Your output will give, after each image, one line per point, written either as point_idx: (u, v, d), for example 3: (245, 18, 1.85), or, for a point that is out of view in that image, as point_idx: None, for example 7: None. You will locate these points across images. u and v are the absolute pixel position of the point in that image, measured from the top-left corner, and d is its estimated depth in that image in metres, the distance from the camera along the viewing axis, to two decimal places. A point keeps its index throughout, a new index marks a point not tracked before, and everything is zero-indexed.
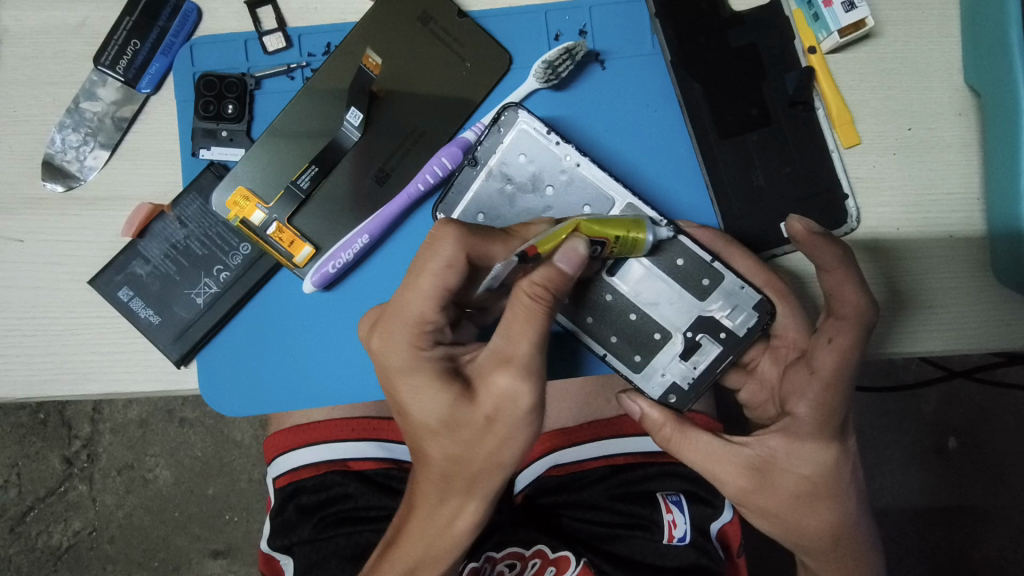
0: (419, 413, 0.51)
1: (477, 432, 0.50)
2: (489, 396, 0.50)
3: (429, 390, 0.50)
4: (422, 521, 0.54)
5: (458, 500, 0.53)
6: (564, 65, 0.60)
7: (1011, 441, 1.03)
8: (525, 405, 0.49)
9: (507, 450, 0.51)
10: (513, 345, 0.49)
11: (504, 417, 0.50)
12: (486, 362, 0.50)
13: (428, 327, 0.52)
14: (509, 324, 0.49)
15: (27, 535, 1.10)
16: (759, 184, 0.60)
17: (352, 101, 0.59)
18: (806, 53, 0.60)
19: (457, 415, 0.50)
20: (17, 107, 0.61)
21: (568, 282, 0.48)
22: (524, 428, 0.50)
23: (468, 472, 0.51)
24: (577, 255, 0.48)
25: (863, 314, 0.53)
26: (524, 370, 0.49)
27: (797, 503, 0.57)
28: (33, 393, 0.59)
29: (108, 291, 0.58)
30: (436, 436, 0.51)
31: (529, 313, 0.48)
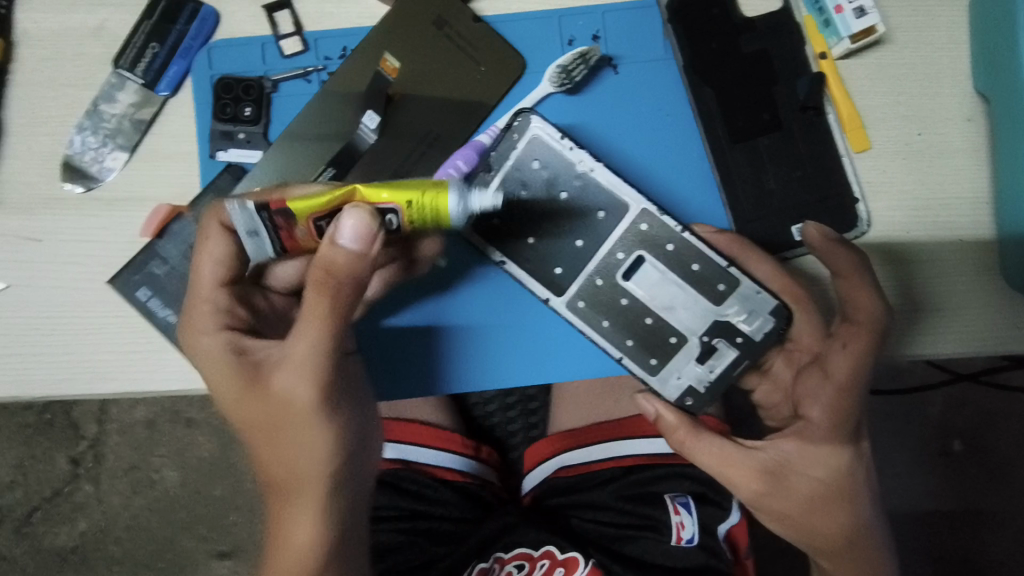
0: (232, 410, 0.51)
1: (286, 429, 0.50)
2: (278, 393, 0.50)
3: (228, 385, 0.51)
4: (279, 540, 0.51)
5: (302, 510, 0.50)
6: (579, 70, 0.61)
7: (1015, 444, 1.03)
8: (306, 402, 0.49)
9: (304, 449, 0.49)
10: (295, 342, 0.49)
11: (290, 417, 0.49)
12: (277, 360, 0.50)
13: (214, 309, 0.54)
14: (301, 320, 0.49)
15: (33, 535, 1.11)
16: (770, 187, 0.60)
17: (369, 105, 0.60)
18: (817, 58, 0.60)
19: (266, 415, 0.50)
20: (37, 109, 0.62)
21: (341, 258, 0.45)
22: (317, 422, 0.49)
23: (302, 475, 0.50)
24: (348, 224, 0.45)
25: (877, 321, 0.54)
26: (299, 365, 0.49)
27: (810, 506, 0.58)
28: (53, 392, 0.59)
29: (127, 291, 0.59)
30: (258, 437, 0.51)
31: (314, 304, 0.47)
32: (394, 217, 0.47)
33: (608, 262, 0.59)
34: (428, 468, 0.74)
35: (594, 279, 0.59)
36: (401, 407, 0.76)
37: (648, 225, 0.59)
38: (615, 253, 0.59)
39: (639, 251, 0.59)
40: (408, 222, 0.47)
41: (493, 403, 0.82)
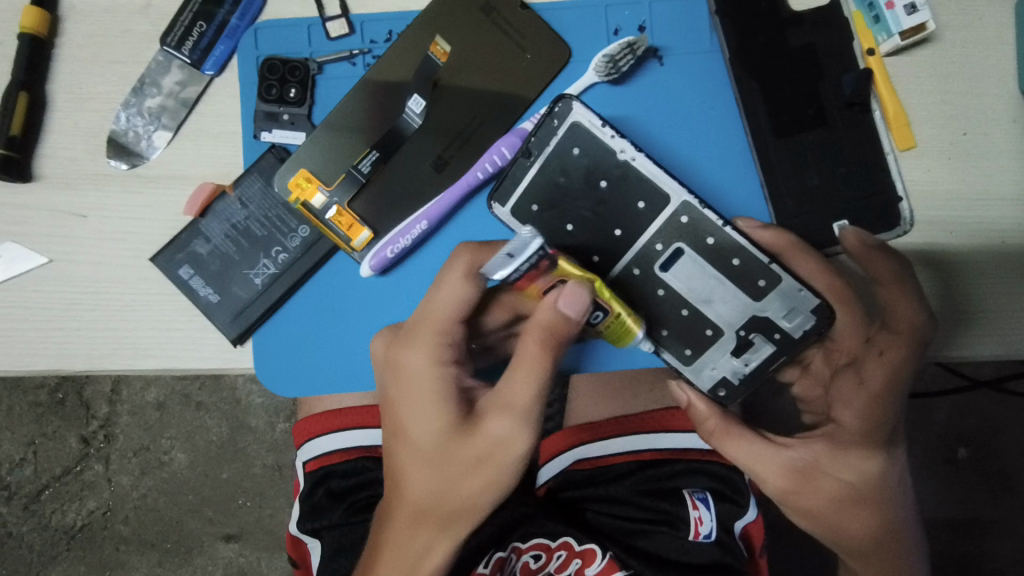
0: (418, 435, 0.53)
1: (466, 470, 0.52)
2: (488, 438, 0.52)
3: (432, 413, 0.53)
4: (388, 562, 0.54)
5: (428, 538, 0.54)
6: (627, 60, 0.61)
7: (1021, 453, 1.03)
8: (520, 451, 0.52)
9: (487, 493, 0.53)
10: (514, 392, 0.51)
11: (496, 461, 0.52)
12: (493, 402, 0.52)
13: (448, 339, 0.54)
14: (515, 369, 0.51)
15: (40, 513, 1.11)
16: (813, 184, 0.60)
17: (415, 89, 0.60)
18: (865, 54, 0.60)
19: (451, 445, 0.52)
20: (81, 86, 0.62)
21: (572, 327, 0.50)
22: (516, 472, 0.52)
23: (446, 508, 0.53)
24: (579, 300, 0.49)
25: (919, 330, 0.54)
26: (524, 417, 0.51)
27: (839, 506, 0.57)
28: (92, 366, 0.60)
29: (170, 269, 0.60)
30: (424, 465, 0.53)
31: (535, 362, 0.50)
32: (599, 316, 0.53)
33: (646, 252, 0.59)
34: None
35: (632, 269, 0.59)
36: None
37: (689, 217, 0.58)
38: (654, 243, 0.58)
39: (678, 243, 0.58)
40: (607, 323, 0.54)
41: None
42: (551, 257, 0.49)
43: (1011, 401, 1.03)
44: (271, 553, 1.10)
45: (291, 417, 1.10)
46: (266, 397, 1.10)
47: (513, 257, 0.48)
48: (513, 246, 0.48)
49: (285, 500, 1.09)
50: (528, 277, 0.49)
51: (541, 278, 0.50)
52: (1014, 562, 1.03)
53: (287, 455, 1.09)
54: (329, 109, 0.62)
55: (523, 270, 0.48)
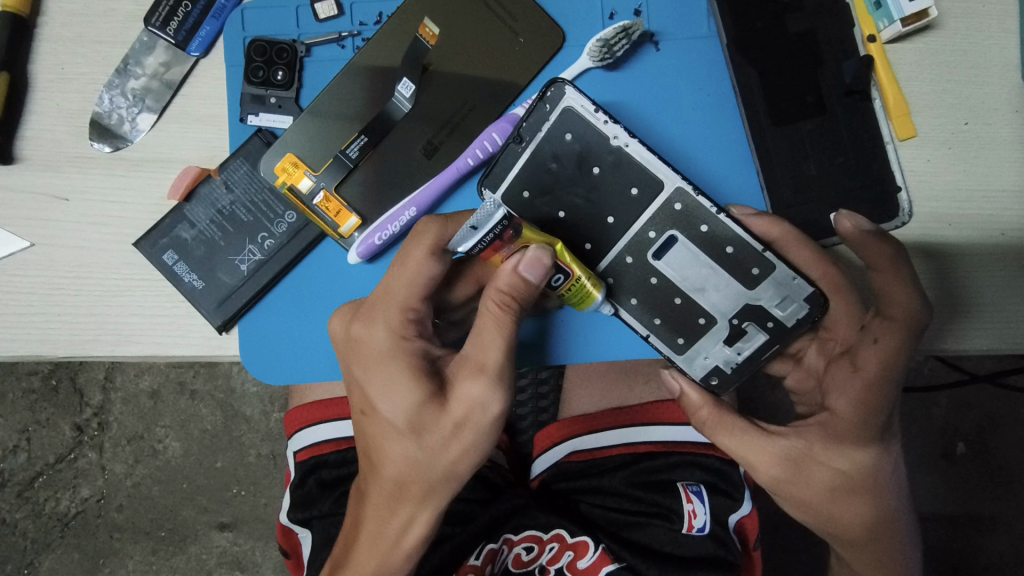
0: (387, 410, 0.52)
1: (443, 437, 0.52)
2: (460, 403, 0.51)
3: (400, 386, 0.52)
4: (372, 535, 0.54)
5: (410, 510, 0.53)
6: (621, 44, 0.59)
7: (1020, 449, 1.02)
8: (494, 412, 0.52)
9: (468, 458, 0.52)
10: (483, 354, 0.51)
11: (472, 424, 0.51)
12: (463, 365, 0.52)
13: (411, 314, 0.53)
14: (480, 332, 0.51)
15: (34, 500, 1.10)
16: (811, 173, 0.58)
17: (405, 72, 0.58)
18: (866, 41, 0.59)
19: (425, 416, 0.51)
20: (64, 65, 0.60)
21: (531, 290, 0.51)
22: (491, 434, 0.52)
23: (425, 479, 0.52)
24: (541, 264, 0.50)
25: (915, 317, 0.52)
26: (496, 377, 0.51)
27: (831, 495, 0.56)
28: (75, 352, 0.59)
29: (154, 254, 0.58)
30: (400, 437, 0.52)
31: (499, 321, 0.51)
32: (560, 278, 0.53)
33: (639, 240, 0.58)
34: None
35: (625, 257, 0.58)
36: None
37: (682, 204, 0.56)
38: (647, 231, 0.57)
39: (671, 230, 0.57)
40: (567, 287, 0.54)
41: None
42: (514, 227, 0.49)
43: (1009, 397, 1.02)
44: (265, 542, 1.10)
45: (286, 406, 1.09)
46: (260, 386, 1.09)
47: (476, 230, 0.48)
48: (476, 217, 0.47)
49: (280, 490, 1.09)
50: (493, 248, 0.50)
51: (503, 247, 0.50)
52: (1010, 558, 1.02)
53: (282, 445, 1.09)
54: (318, 92, 0.61)
55: (485, 241, 0.48)
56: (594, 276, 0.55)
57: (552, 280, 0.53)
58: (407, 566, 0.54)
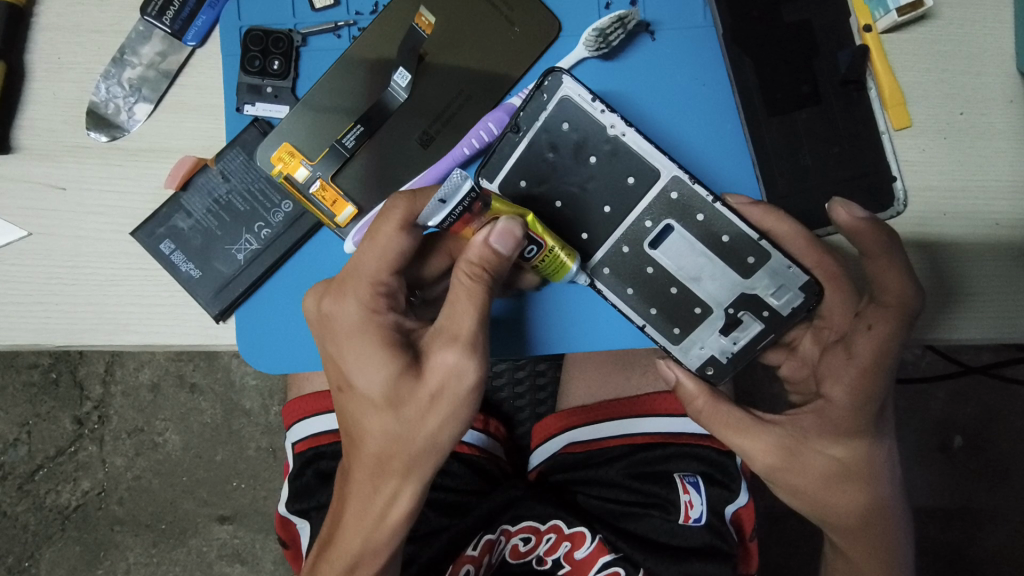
0: (364, 384, 0.52)
1: (421, 408, 0.52)
2: (436, 373, 0.51)
3: (375, 360, 0.52)
4: (357, 511, 0.54)
5: (394, 485, 0.53)
6: (616, 34, 0.59)
7: (1016, 441, 1.03)
8: (469, 381, 0.52)
9: (448, 428, 0.52)
10: (457, 323, 0.52)
11: (449, 394, 0.52)
12: (437, 336, 0.52)
13: (381, 288, 0.54)
14: (452, 302, 0.52)
15: (35, 493, 1.11)
16: (806, 162, 0.58)
17: (402, 61, 0.58)
18: (862, 31, 0.59)
19: (401, 389, 0.51)
20: (61, 55, 0.61)
21: (503, 262, 0.51)
22: (469, 404, 0.52)
23: (407, 452, 0.52)
24: (512, 236, 0.50)
25: (907, 302, 0.52)
26: (470, 345, 0.51)
27: (827, 482, 0.56)
28: (73, 341, 0.59)
29: (150, 243, 0.59)
30: (378, 411, 0.52)
31: (470, 292, 0.51)
32: (533, 250, 0.54)
33: (635, 229, 0.58)
34: None
35: (622, 246, 0.58)
36: None
37: (679, 193, 0.57)
38: (643, 220, 0.58)
39: (668, 220, 0.57)
40: (541, 258, 0.54)
41: (503, 377, 0.79)
42: (483, 199, 0.51)
43: (1006, 390, 1.03)
44: (265, 535, 1.10)
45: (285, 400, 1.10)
46: (260, 379, 1.10)
47: (446, 202, 0.49)
48: (443, 190, 0.49)
49: (279, 483, 1.09)
50: (464, 220, 0.51)
51: (474, 220, 0.51)
52: (1007, 551, 1.03)
53: (282, 438, 1.09)
54: (314, 82, 0.61)
55: (456, 213, 0.50)
56: (568, 247, 0.55)
57: (525, 252, 0.53)
58: (393, 542, 0.54)
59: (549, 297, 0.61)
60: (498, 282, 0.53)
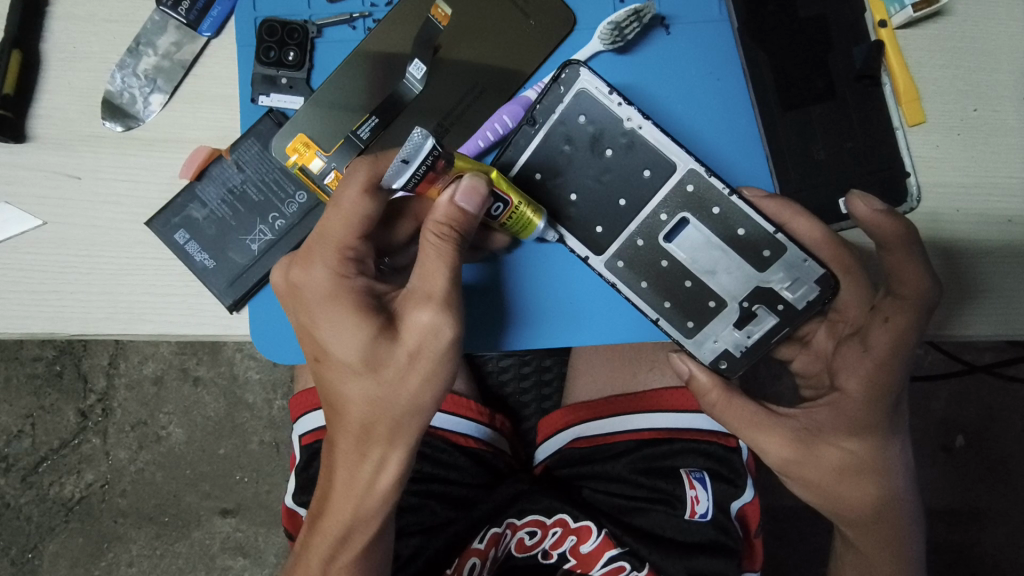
0: (340, 350, 0.52)
1: (400, 370, 0.52)
2: (413, 333, 0.52)
3: (349, 325, 0.52)
4: (346, 480, 0.54)
5: (381, 451, 0.53)
6: (632, 27, 0.59)
7: (1018, 441, 1.03)
8: (447, 339, 0.52)
9: (429, 388, 0.53)
10: (429, 283, 0.52)
11: (427, 352, 0.52)
12: (411, 297, 0.52)
13: (349, 254, 0.54)
14: (423, 262, 0.52)
15: (39, 485, 1.11)
16: (820, 157, 0.58)
17: (417, 53, 0.59)
18: (877, 26, 0.59)
19: (379, 351, 0.52)
20: (77, 44, 0.61)
21: (471, 219, 0.52)
22: (448, 361, 0.52)
23: (390, 415, 0.52)
24: (476, 192, 0.51)
25: (924, 295, 0.51)
26: (444, 303, 0.51)
27: (840, 475, 0.56)
28: (86, 331, 0.59)
29: (165, 233, 0.59)
30: (357, 376, 0.52)
31: (439, 251, 0.52)
32: (499, 207, 0.54)
33: (650, 223, 0.58)
34: (445, 433, 0.72)
35: (636, 239, 0.58)
36: None
37: (694, 186, 0.57)
38: (659, 213, 0.58)
39: (683, 213, 0.57)
40: (508, 215, 0.55)
41: (509, 372, 0.80)
42: (447, 158, 0.50)
43: (1008, 390, 1.03)
44: (268, 528, 1.10)
45: (289, 394, 1.11)
46: (263, 373, 1.10)
47: (409, 163, 0.48)
48: (406, 150, 0.48)
49: (282, 476, 1.10)
50: (428, 180, 0.50)
51: (440, 179, 0.51)
52: (1008, 550, 1.03)
53: (284, 432, 1.10)
54: (329, 74, 0.61)
55: (420, 174, 0.48)
56: (535, 205, 0.55)
57: (492, 209, 0.54)
58: (384, 508, 0.54)
59: (552, 288, 0.61)
60: (468, 240, 0.54)
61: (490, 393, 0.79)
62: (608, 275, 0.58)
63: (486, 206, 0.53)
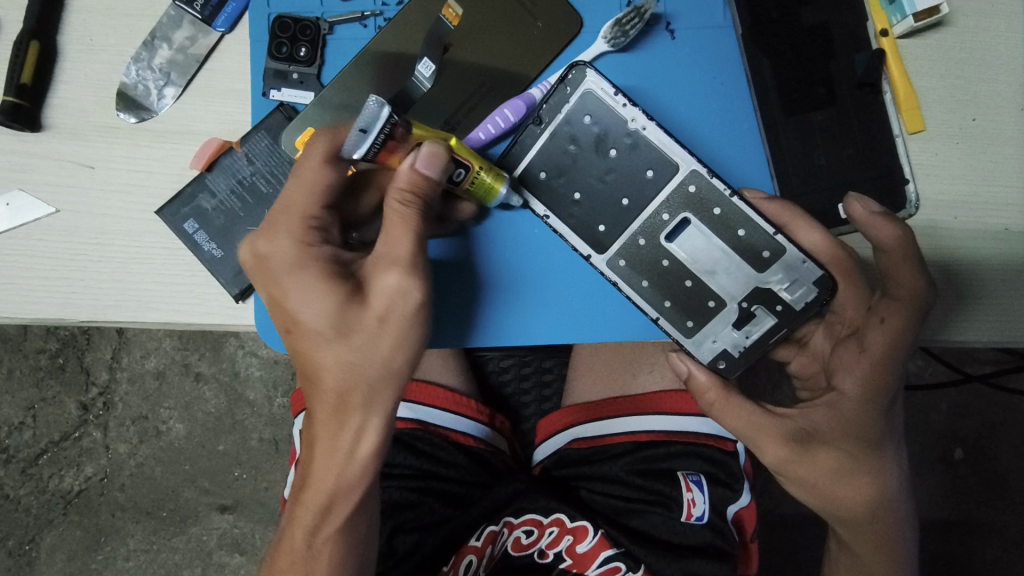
0: (309, 318, 0.53)
1: (371, 334, 0.53)
2: (380, 297, 0.53)
3: (318, 292, 0.53)
4: (325, 450, 0.55)
5: (358, 418, 0.54)
6: (633, 24, 0.60)
7: (1015, 454, 1.04)
8: (415, 300, 0.53)
9: (401, 350, 0.54)
10: (395, 247, 0.53)
11: (396, 315, 0.53)
12: (377, 262, 0.53)
13: (313, 223, 0.55)
14: (388, 228, 0.53)
15: (38, 477, 1.12)
16: (821, 163, 0.59)
17: (426, 51, 0.59)
18: (879, 35, 0.60)
19: (348, 317, 0.53)
20: (94, 37, 0.62)
21: (433, 185, 0.53)
22: (417, 323, 0.54)
23: (365, 381, 0.53)
24: (436, 158, 0.52)
25: (919, 297, 0.52)
26: (410, 265, 0.53)
27: (837, 475, 0.57)
28: (94, 318, 0.60)
29: (174, 222, 0.60)
30: (329, 343, 0.53)
31: (403, 217, 0.53)
32: (461, 173, 0.55)
33: (653, 222, 0.59)
34: (443, 430, 0.73)
35: (638, 239, 0.59)
36: (423, 367, 0.76)
37: (696, 187, 0.58)
38: (660, 213, 0.59)
39: (685, 213, 0.58)
40: (470, 181, 0.56)
41: (509, 372, 0.80)
42: (404, 125, 0.52)
43: (1006, 403, 1.04)
44: (265, 526, 1.11)
45: (289, 391, 1.11)
46: (264, 370, 1.11)
47: (367, 132, 0.50)
48: (363, 120, 0.49)
49: (281, 474, 1.10)
50: (387, 149, 0.52)
51: (400, 147, 0.53)
52: (1004, 564, 1.03)
53: (284, 430, 1.11)
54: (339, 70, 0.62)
55: (379, 142, 0.51)
56: (496, 170, 0.56)
57: (454, 174, 0.55)
58: (366, 476, 0.55)
59: (547, 283, 0.61)
60: (432, 207, 0.55)
61: (490, 392, 0.80)
62: (609, 274, 0.59)
63: (448, 172, 0.54)
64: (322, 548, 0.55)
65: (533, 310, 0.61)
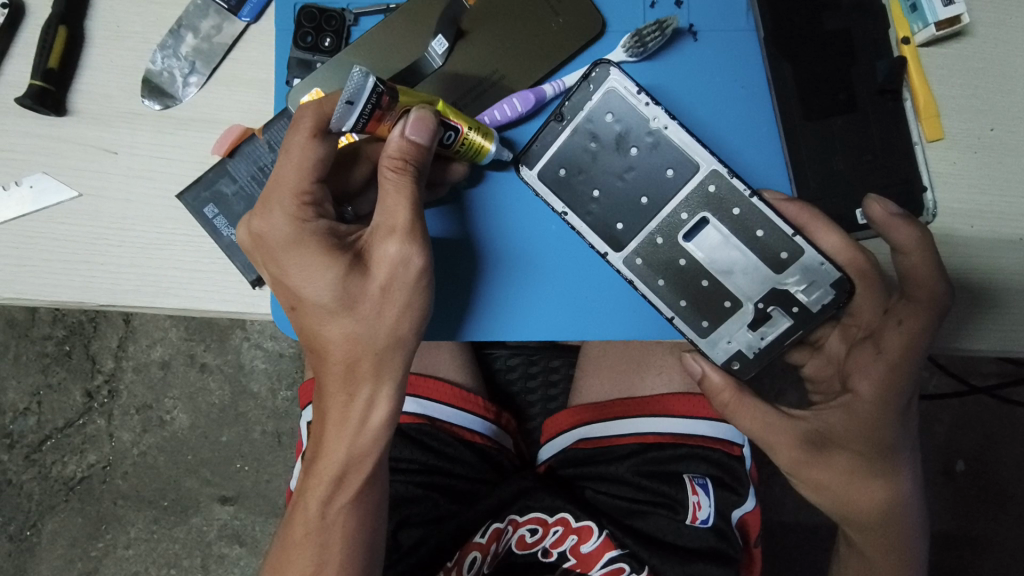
0: (313, 293, 0.54)
1: (375, 304, 0.54)
2: (382, 266, 0.53)
3: (319, 266, 0.53)
4: (337, 422, 0.55)
5: (370, 387, 0.55)
6: (654, 36, 0.60)
7: (1016, 468, 1.04)
8: (417, 267, 0.54)
9: (407, 317, 0.54)
10: (392, 216, 0.53)
11: (399, 283, 0.54)
12: (377, 233, 0.54)
13: (307, 199, 0.54)
14: (383, 198, 0.53)
15: (42, 462, 1.13)
16: (839, 168, 0.60)
17: (441, 29, 0.60)
18: (900, 42, 0.60)
19: (352, 289, 0.53)
20: (121, 24, 0.63)
21: (423, 151, 0.53)
22: (419, 290, 0.54)
23: (374, 351, 0.54)
24: (425, 124, 0.52)
25: (937, 299, 0.53)
26: (409, 233, 0.53)
27: (851, 477, 0.58)
28: (112, 303, 0.60)
29: (195, 207, 0.61)
30: (335, 316, 0.54)
31: (397, 185, 0.53)
32: (451, 135, 0.55)
33: (671, 222, 0.59)
34: (450, 426, 0.73)
35: (656, 238, 0.59)
36: (431, 360, 0.75)
37: (716, 187, 0.58)
38: (679, 212, 0.59)
39: (703, 213, 0.59)
40: (460, 143, 0.56)
41: (516, 371, 0.80)
42: (390, 92, 0.50)
43: (1010, 417, 1.03)
44: (266, 518, 1.11)
45: (292, 385, 1.12)
46: (269, 364, 1.12)
47: (354, 103, 0.48)
48: (349, 92, 0.48)
49: (283, 467, 1.11)
50: (375, 118, 0.51)
51: (387, 116, 0.52)
52: None
53: (287, 423, 1.11)
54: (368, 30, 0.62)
55: (366, 113, 0.50)
56: (484, 129, 0.56)
57: (444, 138, 0.55)
58: (379, 446, 0.56)
59: (557, 269, 0.61)
60: (424, 173, 0.55)
61: (497, 389, 0.80)
62: (627, 272, 0.59)
63: (437, 138, 0.54)
64: (337, 518, 0.56)
65: (541, 295, 0.61)
